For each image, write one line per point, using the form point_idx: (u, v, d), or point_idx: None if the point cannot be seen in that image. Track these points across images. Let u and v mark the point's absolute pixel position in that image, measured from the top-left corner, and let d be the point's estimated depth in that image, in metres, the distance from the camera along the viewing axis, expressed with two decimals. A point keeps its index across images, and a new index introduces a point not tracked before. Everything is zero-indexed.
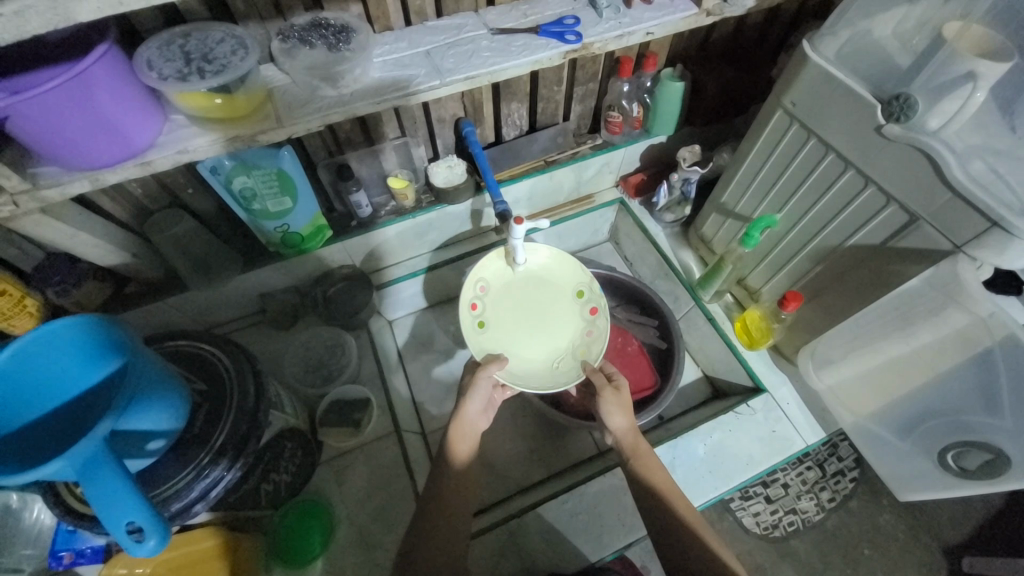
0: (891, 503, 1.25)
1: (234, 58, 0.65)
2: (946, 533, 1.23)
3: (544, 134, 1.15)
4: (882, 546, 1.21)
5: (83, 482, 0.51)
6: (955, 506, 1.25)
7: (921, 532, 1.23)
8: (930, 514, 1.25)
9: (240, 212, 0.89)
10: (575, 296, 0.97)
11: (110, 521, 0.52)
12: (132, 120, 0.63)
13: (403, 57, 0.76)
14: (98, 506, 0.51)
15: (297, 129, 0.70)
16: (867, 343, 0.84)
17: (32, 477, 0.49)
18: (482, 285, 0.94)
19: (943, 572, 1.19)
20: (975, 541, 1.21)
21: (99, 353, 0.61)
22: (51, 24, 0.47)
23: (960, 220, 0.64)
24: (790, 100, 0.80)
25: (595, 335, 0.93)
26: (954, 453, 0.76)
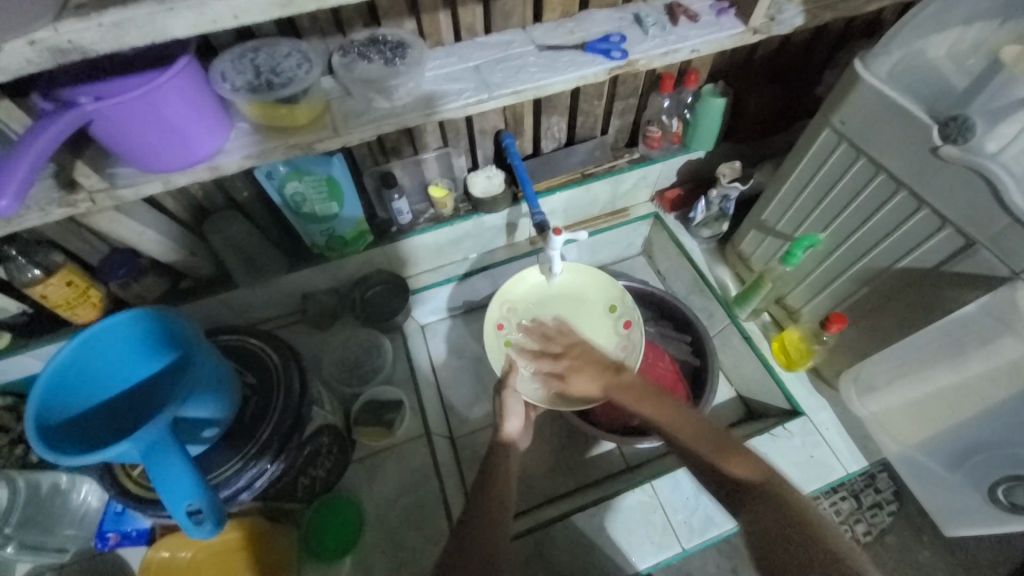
0: (931, 541, 1.19)
1: (299, 71, 0.69)
2: None
3: (582, 147, 1.16)
4: None
5: (148, 465, 0.54)
6: (1001, 548, 1.19)
7: (963, 573, 1.17)
8: (974, 556, 1.18)
9: (290, 215, 0.94)
10: (609, 311, 1.00)
11: (171, 503, 0.55)
12: (202, 128, 0.67)
13: (453, 71, 0.79)
14: (160, 488, 0.55)
15: (352, 139, 0.73)
16: (916, 371, 0.80)
17: (102, 458, 0.53)
18: (508, 306, 1.00)
19: None
20: None
21: (163, 344, 0.65)
22: (145, 37, 0.52)
23: (1021, 246, 0.62)
24: (839, 118, 0.78)
25: (630, 348, 0.96)
26: (1004, 487, 0.73)
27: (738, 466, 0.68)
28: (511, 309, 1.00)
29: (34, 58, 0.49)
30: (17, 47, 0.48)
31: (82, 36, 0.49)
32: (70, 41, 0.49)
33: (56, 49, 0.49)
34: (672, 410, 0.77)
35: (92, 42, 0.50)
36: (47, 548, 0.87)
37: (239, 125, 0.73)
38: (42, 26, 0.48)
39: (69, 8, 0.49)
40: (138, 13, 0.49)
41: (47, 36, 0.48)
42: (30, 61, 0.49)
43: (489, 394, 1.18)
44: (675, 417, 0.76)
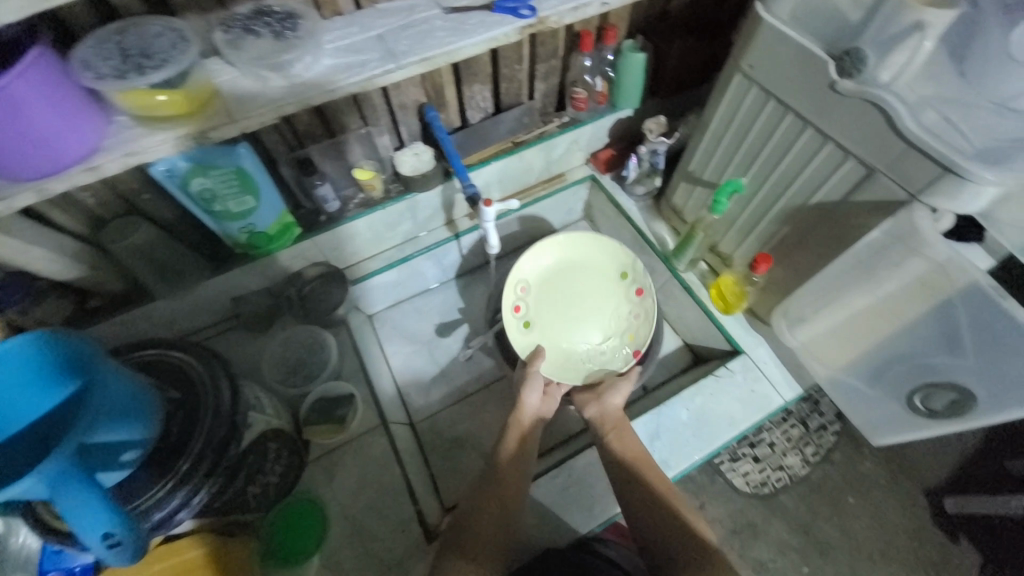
0: (870, 451, 1.33)
1: (174, 51, 0.62)
2: (926, 475, 1.30)
3: (510, 115, 1.14)
4: (865, 492, 1.29)
5: (56, 497, 0.50)
6: (932, 448, 1.33)
7: (902, 476, 1.30)
8: (908, 459, 1.32)
9: (201, 214, 0.87)
10: (620, 277, 1.06)
11: (87, 532, 0.52)
12: (72, 127, 0.60)
13: (355, 42, 0.74)
14: (72, 519, 0.52)
15: (250, 123, 0.68)
16: (834, 299, 0.85)
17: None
18: (522, 286, 1.04)
19: (923, 513, 1.27)
20: (952, 481, 1.28)
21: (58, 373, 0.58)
22: None
23: (915, 169, 0.65)
24: (748, 63, 0.80)
25: (643, 316, 1.03)
26: (921, 396, 0.80)
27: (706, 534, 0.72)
28: (526, 288, 1.04)
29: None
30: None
31: None
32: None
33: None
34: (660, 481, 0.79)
35: None
36: None
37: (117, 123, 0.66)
38: None
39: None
40: None
41: None
42: None
43: (447, 375, 1.18)
44: (663, 489, 0.78)
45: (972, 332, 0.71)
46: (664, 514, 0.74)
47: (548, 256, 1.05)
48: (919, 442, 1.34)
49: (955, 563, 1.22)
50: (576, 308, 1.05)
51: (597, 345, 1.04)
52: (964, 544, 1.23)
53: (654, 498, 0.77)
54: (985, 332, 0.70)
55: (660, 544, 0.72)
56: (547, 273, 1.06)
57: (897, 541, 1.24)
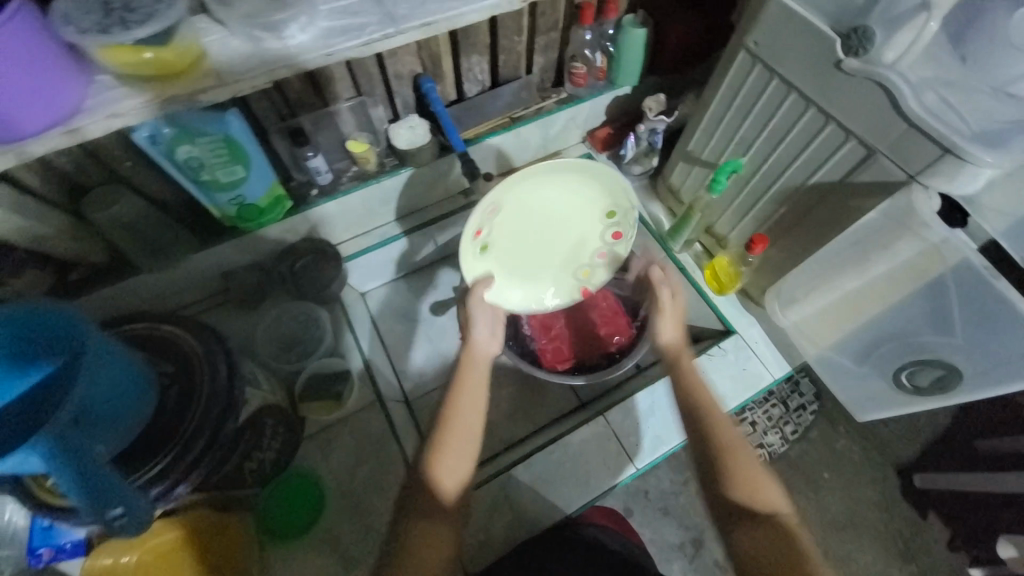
0: (847, 430, 1.38)
1: (160, 6, 0.58)
2: (899, 454, 1.36)
3: (508, 89, 1.11)
4: (840, 469, 1.35)
5: (53, 472, 0.49)
6: (905, 428, 1.39)
7: (875, 454, 1.37)
8: (882, 438, 1.38)
9: (188, 184, 0.84)
10: (603, 215, 0.86)
11: (89, 504, 0.52)
12: (29, 100, 0.55)
13: (352, 4, 0.70)
14: (74, 492, 0.51)
15: (242, 87, 0.65)
16: (827, 281, 0.87)
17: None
18: (492, 206, 0.81)
19: (893, 488, 1.34)
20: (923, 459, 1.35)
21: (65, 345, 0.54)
22: None
23: (915, 151, 0.66)
24: (752, 39, 0.79)
25: (608, 261, 0.86)
26: (908, 372, 0.82)
27: (769, 495, 0.63)
28: (494, 209, 0.81)
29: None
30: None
31: None
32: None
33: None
34: (729, 431, 0.67)
35: None
36: None
37: (92, 98, 0.61)
38: None
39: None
40: None
41: None
42: None
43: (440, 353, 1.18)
44: (732, 441, 0.67)
45: (963, 316, 0.72)
46: (730, 468, 0.64)
47: (535, 173, 0.82)
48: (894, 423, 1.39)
49: (922, 535, 1.29)
50: (541, 232, 0.86)
51: (552, 272, 0.88)
52: (931, 518, 1.30)
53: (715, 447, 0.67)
54: (973, 314, 0.71)
55: (718, 490, 0.65)
56: (519, 198, 0.84)
57: (868, 514, 1.31)
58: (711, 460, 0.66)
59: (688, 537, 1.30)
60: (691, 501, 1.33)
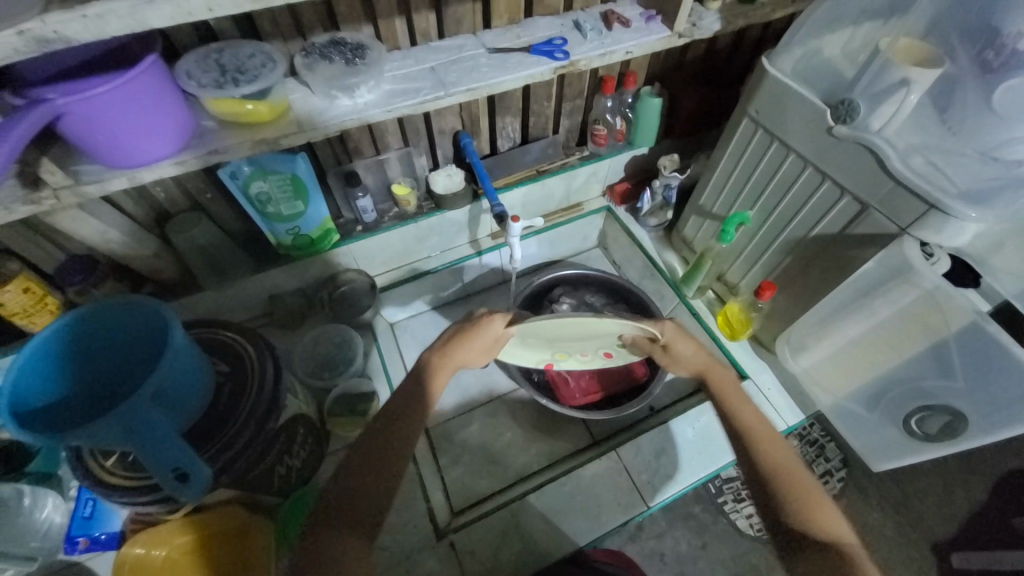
0: (877, 500, 1.33)
1: (264, 70, 0.72)
2: (935, 529, 1.29)
3: (536, 146, 1.25)
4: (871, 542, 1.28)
5: (136, 435, 0.61)
6: (941, 502, 1.32)
7: (910, 529, 1.30)
8: (917, 512, 1.32)
9: (255, 215, 0.97)
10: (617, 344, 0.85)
11: (160, 464, 0.63)
12: (146, 137, 0.68)
13: (410, 72, 0.85)
14: (149, 453, 0.62)
15: (317, 134, 0.78)
16: (831, 325, 0.91)
17: (90, 432, 0.58)
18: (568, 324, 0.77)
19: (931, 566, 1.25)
20: (962, 537, 1.28)
21: (133, 345, 0.76)
22: (127, 28, 0.52)
23: (904, 205, 0.73)
24: (754, 109, 0.90)
25: (584, 359, 0.89)
26: (917, 419, 0.84)
27: (825, 519, 0.64)
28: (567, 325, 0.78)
29: (20, 47, 0.49)
30: (2, 35, 0.47)
31: (68, 27, 0.50)
32: (55, 32, 0.50)
33: (40, 39, 0.49)
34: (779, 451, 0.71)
35: (76, 32, 0.51)
36: (10, 559, 0.82)
37: (194, 141, 0.74)
38: (29, 17, 0.48)
39: (55, 0, 0.50)
40: (121, 6, 0.50)
41: (33, 26, 0.49)
42: (15, 51, 0.49)
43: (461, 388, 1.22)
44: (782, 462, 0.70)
45: (964, 364, 0.76)
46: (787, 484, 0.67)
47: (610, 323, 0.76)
48: (927, 495, 1.34)
49: None
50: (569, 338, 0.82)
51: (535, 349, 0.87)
52: None
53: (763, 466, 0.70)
54: (976, 366, 0.75)
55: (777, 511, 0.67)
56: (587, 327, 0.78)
57: None
58: (760, 481, 0.69)
59: None
60: (710, 567, 1.28)
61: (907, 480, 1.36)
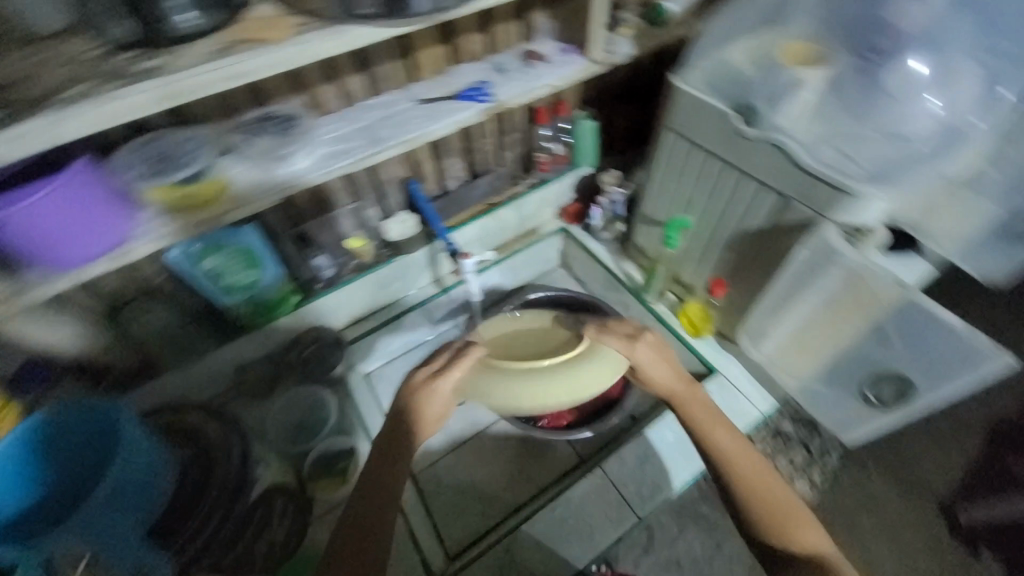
0: (878, 470, 1.34)
1: (194, 156, 0.79)
2: (940, 489, 1.31)
3: (483, 181, 1.29)
4: (881, 513, 1.29)
5: (100, 536, 0.72)
6: (942, 462, 1.34)
7: (916, 492, 1.31)
8: (920, 475, 1.33)
9: (210, 291, 0.98)
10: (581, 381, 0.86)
11: (124, 555, 0.76)
12: (89, 233, 0.70)
13: (344, 133, 0.89)
14: (113, 547, 0.74)
15: (258, 206, 0.80)
16: (781, 310, 0.95)
17: (63, 540, 0.69)
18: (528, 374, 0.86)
19: (942, 528, 1.27)
20: (966, 492, 1.30)
21: (82, 444, 0.79)
22: (45, 146, 0.54)
23: (818, 194, 0.78)
24: (674, 122, 0.95)
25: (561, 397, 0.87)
26: (870, 390, 0.90)
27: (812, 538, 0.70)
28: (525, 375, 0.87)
29: None
30: None
31: None
32: None
33: None
34: (755, 464, 0.73)
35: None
36: None
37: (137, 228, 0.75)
38: None
39: None
40: (36, 125, 0.52)
41: None
42: None
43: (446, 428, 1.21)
44: (762, 481, 0.72)
45: (899, 333, 0.81)
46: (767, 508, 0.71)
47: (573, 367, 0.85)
48: (925, 455, 1.36)
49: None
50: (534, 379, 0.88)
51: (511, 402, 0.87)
52: (990, 557, 1.23)
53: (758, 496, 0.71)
54: (907, 331, 0.80)
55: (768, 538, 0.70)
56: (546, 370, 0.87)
57: (920, 561, 1.24)
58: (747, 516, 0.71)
59: None
60: (727, 566, 1.28)
61: (904, 443, 1.37)
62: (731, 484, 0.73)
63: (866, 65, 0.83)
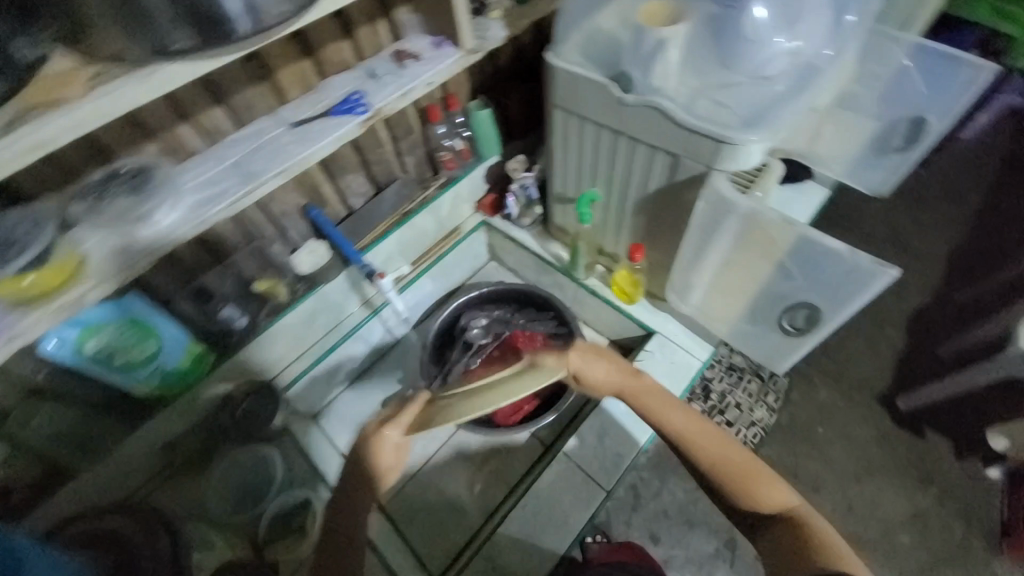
0: (822, 380, 1.44)
1: (32, 237, 0.69)
2: (877, 385, 1.42)
3: (390, 192, 1.23)
4: (831, 420, 1.39)
5: None
6: (875, 360, 1.46)
7: (856, 393, 1.42)
8: (859, 376, 1.44)
9: (105, 374, 0.89)
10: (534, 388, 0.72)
11: None
12: None
13: (213, 175, 0.81)
14: None
15: (127, 276, 0.72)
16: (694, 262, 0.99)
17: None
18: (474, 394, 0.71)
19: (885, 419, 1.38)
20: (899, 382, 1.42)
21: None
22: None
23: (701, 148, 0.80)
24: (559, 100, 0.94)
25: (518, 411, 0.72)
26: (786, 318, 0.96)
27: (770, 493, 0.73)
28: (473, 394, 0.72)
29: None
30: None
31: None
32: None
33: None
34: (707, 431, 0.77)
35: None
36: None
37: None
38: None
39: None
40: None
41: None
42: None
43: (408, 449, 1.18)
44: (717, 446, 0.76)
45: (797, 265, 0.86)
46: (726, 469, 0.74)
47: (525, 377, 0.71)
48: (860, 359, 1.47)
49: (929, 454, 1.33)
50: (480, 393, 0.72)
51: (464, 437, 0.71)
52: (929, 435, 1.35)
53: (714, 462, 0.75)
54: (802, 263, 0.85)
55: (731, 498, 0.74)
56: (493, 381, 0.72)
57: (872, 454, 1.35)
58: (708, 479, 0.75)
59: (720, 540, 1.29)
60: (709, 506, 1.33)
61: (841, 352, 1.47)
62: (687, 454, 0.77)
63: (721, 13, 0.84)
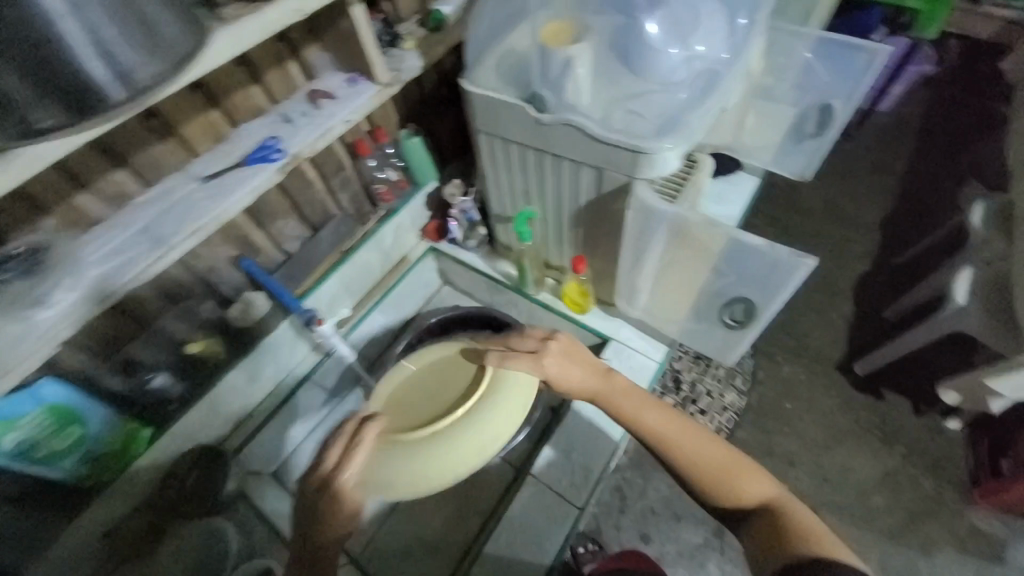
0: (782, 356, 1.49)
1: None
2: (834, 354, 1.48)
3: (327, 231, 1.18)
4: (797, 395, 1.43)
5: None
6: (830, 330, 1.52)
7: (817, 364, 1.47)
8: (816, 348, 1.50)
9: (22, 469, 0.81)
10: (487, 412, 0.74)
11: None
12: None
13: (119, 244, 0.77)
14: None
15: (24, 365, 0.66)
16: (635, 268, 1.01)
17: None
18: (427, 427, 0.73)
19: (846, 386, 1.43)
20: (854, 349, 1.47)
21: None
22: None
23: (619, 159, 0.81)
24: (480, 125, 0.93)
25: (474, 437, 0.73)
26: (728, 314, 0.99)
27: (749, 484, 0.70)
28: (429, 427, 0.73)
29: None
30: None
31: None
32: None
33: None
34: (680, 426, 0.73)
35: None
36: None
37: None
38: None
39: None
40: None
41: None
42: None
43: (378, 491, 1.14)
44: (692, 442, 0.72)
45: (727, 261, 0.90)
46: (703, 463, 0.70)
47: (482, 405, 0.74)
48: (816, 332, 1.52)
49: (891, 414, 1.39)
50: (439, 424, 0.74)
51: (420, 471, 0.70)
52: (887, 396, 1.41)
53: (689, 456, 0.71)
54: (731, 259, 0.89)
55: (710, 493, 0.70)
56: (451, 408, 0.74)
57: (839, 422, 1.39)
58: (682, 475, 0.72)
59: (708, 530, 1.30)
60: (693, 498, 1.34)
61: (797, 328, 1.53)
62: (662, 452, 0.72)
63: (626, 26, 0.86)
